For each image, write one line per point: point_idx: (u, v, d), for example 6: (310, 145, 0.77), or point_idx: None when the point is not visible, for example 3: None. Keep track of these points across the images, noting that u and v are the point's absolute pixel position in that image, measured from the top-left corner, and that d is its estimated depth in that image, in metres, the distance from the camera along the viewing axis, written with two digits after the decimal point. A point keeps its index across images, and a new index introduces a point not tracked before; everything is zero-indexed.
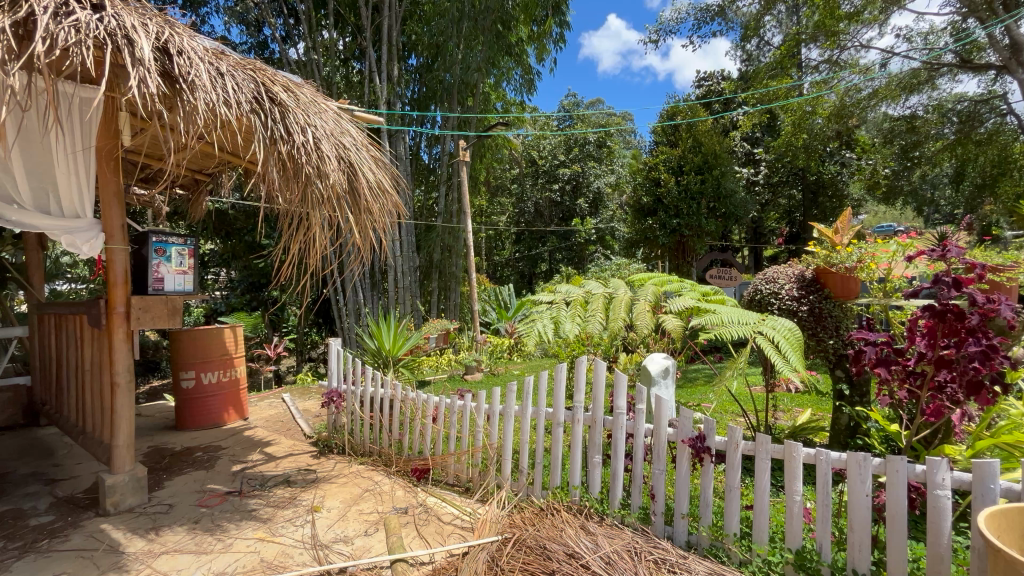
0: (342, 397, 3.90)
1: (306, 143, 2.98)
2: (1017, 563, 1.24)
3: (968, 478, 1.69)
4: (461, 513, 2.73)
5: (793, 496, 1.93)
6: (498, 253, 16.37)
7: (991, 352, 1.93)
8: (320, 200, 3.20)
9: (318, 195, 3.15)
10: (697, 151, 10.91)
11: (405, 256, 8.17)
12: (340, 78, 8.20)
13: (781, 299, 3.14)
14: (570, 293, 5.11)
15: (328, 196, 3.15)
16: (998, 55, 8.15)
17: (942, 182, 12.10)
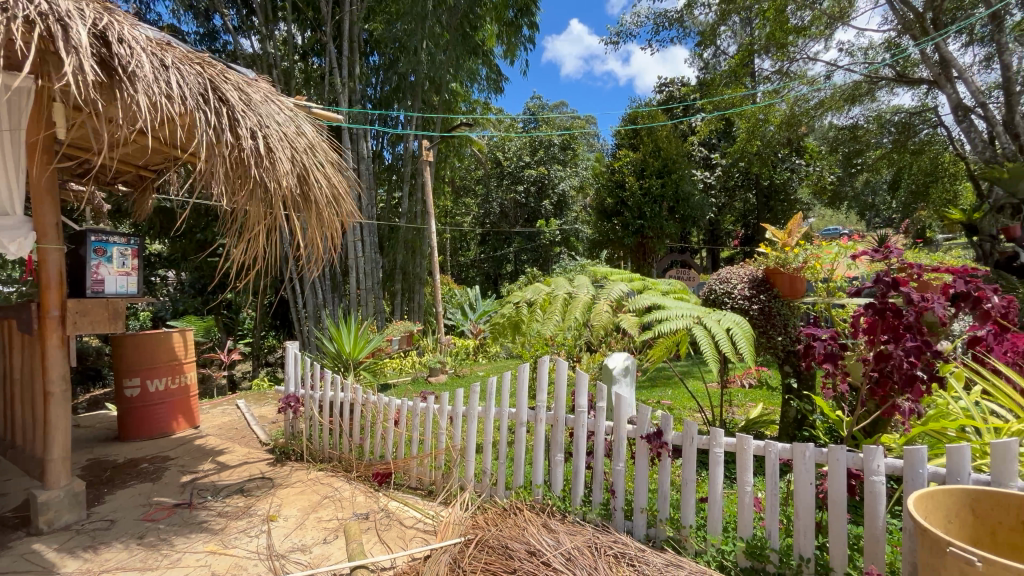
0: (300, 402, 3.79)
1: (258, 143, 2.86)
2: (942, 540, 1.35)
3: (899, 464, 1.82)
4: (424, 517, 2.70)
5: (745, 487, 2.01)
6: (463, 253, 16.27)
7: (922, 348, 2.04)
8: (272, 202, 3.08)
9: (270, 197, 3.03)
10: (657, 155, 11.21)
11: (368, 257, 8.01)
12: (298, 73, 7.98)
13: (734, 298, 3.25)
14: (535, 293, 5.18)
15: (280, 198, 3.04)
16: (929, 70, 8.75)
17: (882, 187, 12.89)
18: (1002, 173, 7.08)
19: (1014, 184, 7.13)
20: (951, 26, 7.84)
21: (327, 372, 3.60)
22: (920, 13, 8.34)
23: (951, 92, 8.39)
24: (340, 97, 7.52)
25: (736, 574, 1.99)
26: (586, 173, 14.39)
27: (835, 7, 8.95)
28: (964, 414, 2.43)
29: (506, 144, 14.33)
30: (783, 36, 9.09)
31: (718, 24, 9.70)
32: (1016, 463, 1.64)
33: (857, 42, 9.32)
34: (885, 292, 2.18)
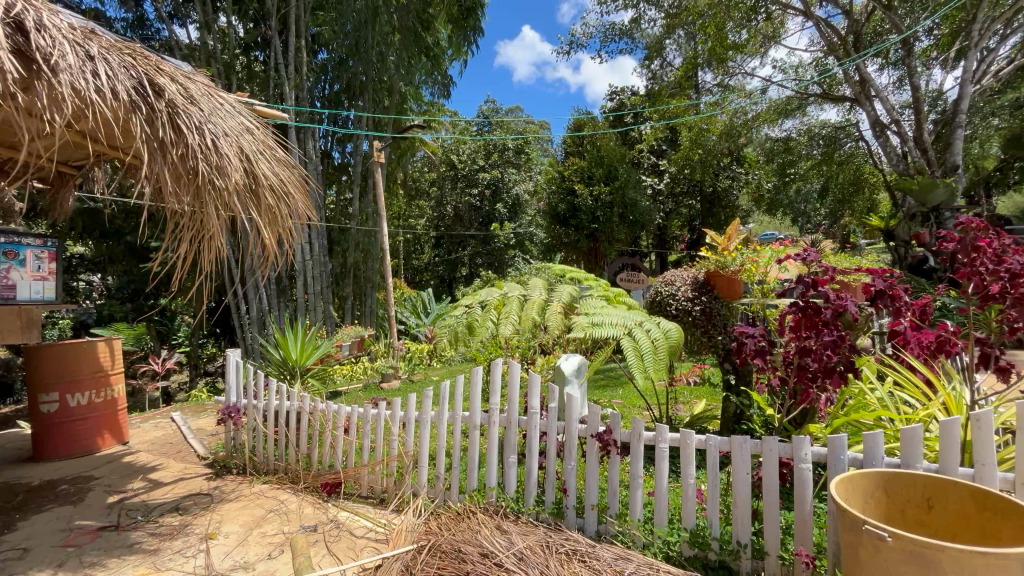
0: (241, 413, 3.60)
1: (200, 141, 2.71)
2: (858, 519, 1.47)
3: (823, 452, 1.97)
4: (375, 526, 2.64)
5: (687, 480, 2.12)
6: (417, 256, 16.06)
7: (839, 341, 2.26)
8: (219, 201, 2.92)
9: (217, 198, 2.88)
10: (603, 162, 11.55)
11: (316, 260, 7.76)
12: (240, 67, 7.62)
13: (678, 299, 3.41)
14: (488, 296, 5.42)
15: (227, 198, 2.89)
16: (852, 89, 9.50)
17: (812, 196, 13.84)
18: (913, 184, 7.79)
19: (924, 195, 7.86)
20: (869, 49, 8.59)
21: (271, 380, 3.45)
22: (843, 36, 9.12)
23: (870, 109, 9.18)
24: (286, 95, 7.25)
25: (680, 563, 2.09)
26: (539, 177, 14.55)
27: (768, 26, 9.60)
28: (879, 405, 2.68)
29: (460, 147, 14.28)
30: (723, 52, 9.61)
31: (663, 37, 10.13)
32: (921, 446, 1.81)
33: (789, 60, 10.00)
34: (807, 291, 2.39)
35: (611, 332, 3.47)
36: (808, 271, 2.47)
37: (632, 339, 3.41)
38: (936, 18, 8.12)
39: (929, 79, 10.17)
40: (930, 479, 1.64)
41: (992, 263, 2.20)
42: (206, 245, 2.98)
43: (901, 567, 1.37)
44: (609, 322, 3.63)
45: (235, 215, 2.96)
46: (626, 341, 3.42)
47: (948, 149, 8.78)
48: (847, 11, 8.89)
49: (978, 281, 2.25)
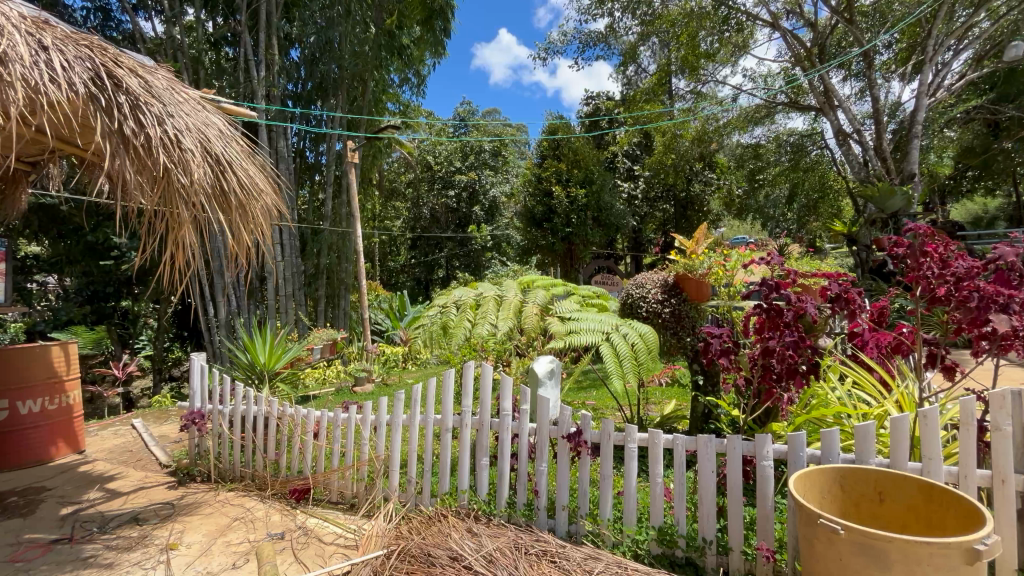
0: (206, 418, 3.49)
1: (162, 134, 2.61)
2: (814, 513, 1.53)
3: (784, 449, 2.05)
4: (344, 532, 2.60)
5: (656, 479, 2.16)
6: (393, 258, 15.89)
7: (800, 341, 2.33)
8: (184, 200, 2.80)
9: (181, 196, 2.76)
10: (577, 166, 11.68)
11: (288, 261, 7.62)
12: (208, 62, 7.41)
13: (647, 302, 3.46)
14: (463, 296, 5.43)
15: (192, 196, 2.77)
16: (817, 99, 9.86)
17: (780, 201, 14.28)
18: (874, 191, 8.13)
19: (884, 201, 8.22)
20: (832, 61, 8.95)
21: (239, 385, 3.36)
22: (809, 48, 9.47)
23: (834, 119, 9.55)
24: (256, 92, 7.08)
25: (649, 561, 2.13)
26: (516, 179, 14.59)
27: (738, 36, 9.89)
28: (838, 403, 2.80)
29: (437, 148, 14.20)
30: (695, 59, 9.85)
31: (637, 44, 10.31)
32: (874, 441, 1.89)
33: (758, 70, 10.32)
34: (769, 294, 2.46)
35: (590, 339, 3.65)
36: (771, 274, 2.54)
37: (612, 346, 3.65)
38: (893, 33, 8.52)
39: (888, 91, 10.65)
40: (882, 473, 1.72)
41: (938, 267, 2.31)
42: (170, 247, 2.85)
43: (852, 559, 1.43)
44: (586, 329, 3.79)
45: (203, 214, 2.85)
46: (605, 347, 3.63)
47: (905, 158, 9.20)
48: (813, 24, 9.23)
49: (925, 285, 2.37)
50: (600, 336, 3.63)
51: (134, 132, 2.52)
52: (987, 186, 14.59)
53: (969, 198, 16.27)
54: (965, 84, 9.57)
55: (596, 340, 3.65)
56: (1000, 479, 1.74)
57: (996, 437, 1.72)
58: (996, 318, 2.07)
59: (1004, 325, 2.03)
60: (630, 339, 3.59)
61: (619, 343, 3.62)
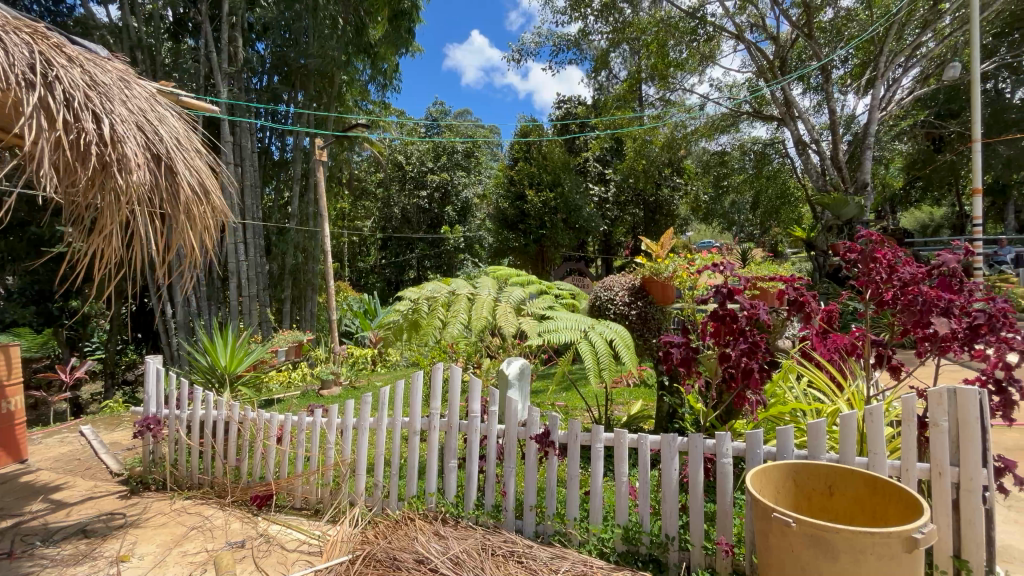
0: (162, 424, 3.34)
1: (102, 130, 2.42)
2: (769, 509, 1.60)
3: (742, 446, 2.12)
4: (308, 538, 2.54)
5: (621, 477, 2.21)
6: (363, 259, 15.62)
7: (754, 347, 2.42)
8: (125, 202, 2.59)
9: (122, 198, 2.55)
10: (548, 168, 11.75)
11: (252, 261, 7.41)
12: (167, 52, 7.11)
13: (616, 304, 3.69)
14: (435, 290, 4.98)
15: (135, 198, 2.57)
16: (778, 109, 10.25)
17: (744, 207, 14.74)
18: (830, 200, 8.53)
19: (839, 209, 8.64)
20: (793, 73, 9.36)
21: (198, 389, 3.23)
22: (771, 60, 9.89)
23: (794, 129, 9.97)
24: (218, 86, 6.85)
25: (614, 559, 2.18)
26: (489, 181, 14.55)
27: (706, 46, 10.15)
28: (795, 401, 2.90)
29: (408, 148, 14.05)
30: (664, 68, 10.26)
31: (608, 50, 10.51)
32: (824, 438, 1.98)
33: (724, 79, 10.72)
34: (724, 299, 2.55)
35: (566, 338, 3.53)
36: (726, 280, 2.63)
37: (589, 343, 3.50)
38: (848, 50, 8.98)
39: (844, 104, 11.20)
40: (831, 468, 1.81)
41: (886, 271, 2.45)
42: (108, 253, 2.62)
43: (803, 551, 1.50)
44: (562, 327, 3.65)
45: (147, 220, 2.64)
46: (582, 345, 3.50)
47: (858, 168, 9.67)
48: (775, 38, 9.64)
49: (874, 289, 2.50)
50: (578, 335, 3.52)
51: (71, 125, 2.33)
52: (931, 194, 15.53)
53: (915, 205, 17.29)
54: (913, 99, 10.16)
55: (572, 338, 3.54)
56: (937, 472, 1.86)
57: (933, 432, 1.85)
58: (935, 321, 2.20)
59: (944, 327, 2.16)
60: (608, 335, 3.50)
61: (595, 341, 3.50)
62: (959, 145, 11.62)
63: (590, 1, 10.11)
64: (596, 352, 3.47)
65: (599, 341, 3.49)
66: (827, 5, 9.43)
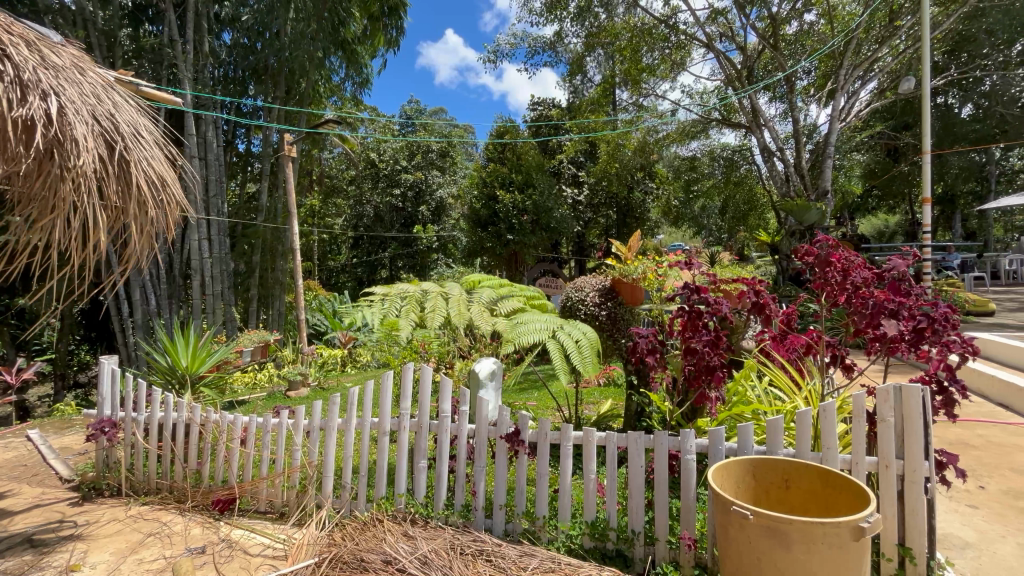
0: (118, 427, 3.20)
1: (50, 112, 2.28)
2: (729, 503, 1.66)
3: (705, 442, 2.19)
4: (273, 542, 2.48)
5: (589, 475, 2.25)
6: (333, 258, 15.34)
7: (717, 341, 2.51)
8: (74, 190, 2.43)
9: (70, 185, 2.39)
10: (522, 169, 11.79)
11: (217, 258, 7.20)
12: (127, 40, 6.83)
13: (586, 305, 4.03)
14: (407, 288, 4.82)
15: (81, 184, 2.40)
16: (746, 117, 10.61)
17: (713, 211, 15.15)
18: (792, 205, 8.90)
19: (802, 214, 8.98)
20: (759, 83, 9.74)
21: (157, 390, 3.11)
22: (739, 69, 10.21)
23: (760, 137, 10.30)
24: (181, 77, 6.62)
25: (581, 555, 2.22)
26: (463, 180, 14.49)
27: (676, 54, 10.39)
28: (756, 399, 2.99)
29: (381, 146, 13.85)
30: (637, 73, 10.49)
31: (584, 54, 10.64)
32: (782, 434, 2.07)
33: (695, 87, 11.03)
34: (689, 296, 2.64)
35: (536, 336, 3.53)
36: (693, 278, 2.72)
37: (558, 342, 3.57)
38: (811, 61, 9.39)
39: (807, 114, 11.68)
40: (787, 462, 1.89)
41: (840, 274, 2.58)
42: (56, 246, 2.44)
43: (759, 541, 1.57)
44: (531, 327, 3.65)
45: (99, 210, 2.47)
46: (552, 344, 3.57)
47: (820, 176, 10.08)
48: (743, 48, 9.96)
49: (829, 291, 2.62)
50: (548, 333, 3.56)
51: (13, 105, 2.19)
52: (887, 203, 16.31)
53: (872, 213, 18.14)
54: (870, 111, 10.67)
55: (542, 336, 3.53)
56: (884, 465, 1.96)
57: (880, 427, 1.95)
58: (885, 322, 2.32)
59: (893, 328, 2.27)
60: (576, 335, 3.58)
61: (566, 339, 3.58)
62: (912, 157, 12.27)
63: (566, 5, 10.21)
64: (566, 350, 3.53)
65: (570, 342, 3.56)
66: (791, 19, 9.83)
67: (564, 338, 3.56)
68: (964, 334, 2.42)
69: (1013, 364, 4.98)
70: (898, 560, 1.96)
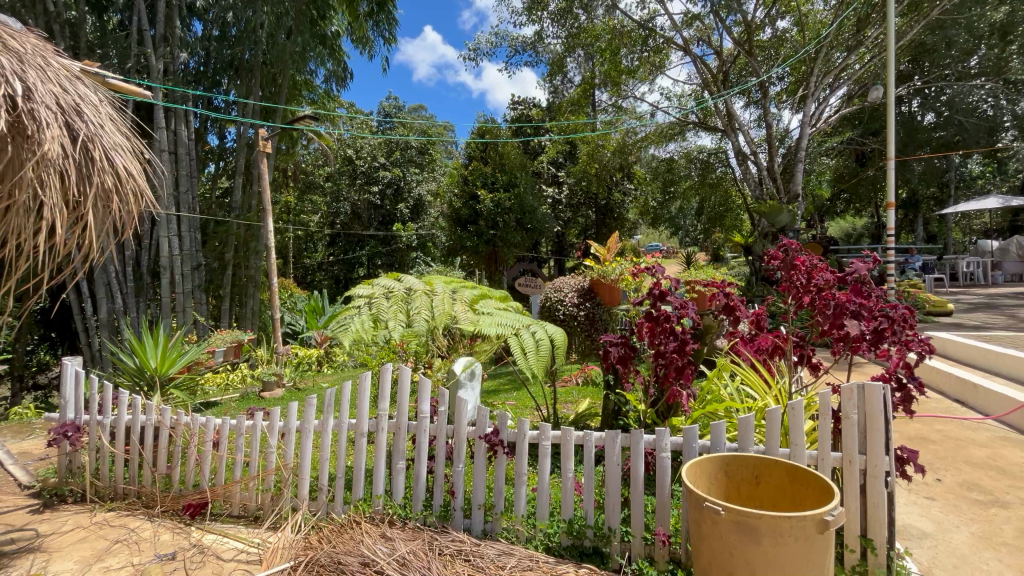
0: (81, 431, 3.09)
1: (12, 98, 2.19)
2: (703, 500, 1.70)
3: (679, 440, 2.24)
4: (247, 547, 2.43)
5: (567, 473, 2.28)
6: (309, 256, 15.15)
7: (685, 343, 2.57)
8: (34, 179, 2.31)
9: (29, 173, 2.27)
10: (503, 169, 11.82)
11: (188, 255, 7.01)
12: (92, 29, 6.58)
13: (566, 306, 4.64)
14: (390, 286, 4.75)
15: (42, 173, 2.30)
16: (722, 121, 10.85)
17: (689, 213, 15.44)
18: (765, 207, 9.14)
19: (774, 217, 9.24)
20: (734, 88, 9.99)
21: (123, 393, 3.02)
22: (715, 74, 10.46)
23: (735, 140, 10.55)
24: (151, 69, 6.41)
25: (559, 553, 2.24)
26: (442, 179, 14.41)
27: (656, 56, 10.54)
28: (729, 397, 3.05)
29: (358, 142, 13.69)
30: (617, 75, 10.59)
31: (564, 54, 10.70)
32: (753, 432, 2.14)
33: (674, 90, 11.24)
34: (655, 302, 2.67)
35: (497, 331, 3.59)
36: (657, 282, 2.73)
37: (519, 340, 3.60)
38: (784, 67, 9.66)
39: (780, 118, 12.00)
40: (758, 458, 1.95)
41: (805, 276, 2.67)
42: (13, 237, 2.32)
43: (731, 536, 1.62)
44: (495, 324, 3.71)
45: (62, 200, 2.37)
46: (513, 341, 3.60)
47: (792, 180, 10.37)
48: (719, 52, 10.18)
49: (796, 293, 2.70)
50: (510, 330, 3.60)
51: None
52: (855, 206, 16.88)
53: (840, 216, 18.77)
54: (839, 117, 11.01)
55: (505, 333, 3.62)
56: (847, 461, 2.05)
57: (845, 424, 2.04)
58: (847, 323, 2.41)
59: (855, 329, 2.36)
60: (538, 335, 3.60)
61: (528, 337, 3.60)
62: (877, 162, 12.76)
63: (546, 5, 10.30)
64: (526, 349, 3.55)
65: (531, 340, 3.58)
66: (765, 26, 10.13)
67: (525, 336, 3.59)
68: (921, 333, 2.54)
69: (969, 362, 5.23)
70: (859, 551, 2.05)
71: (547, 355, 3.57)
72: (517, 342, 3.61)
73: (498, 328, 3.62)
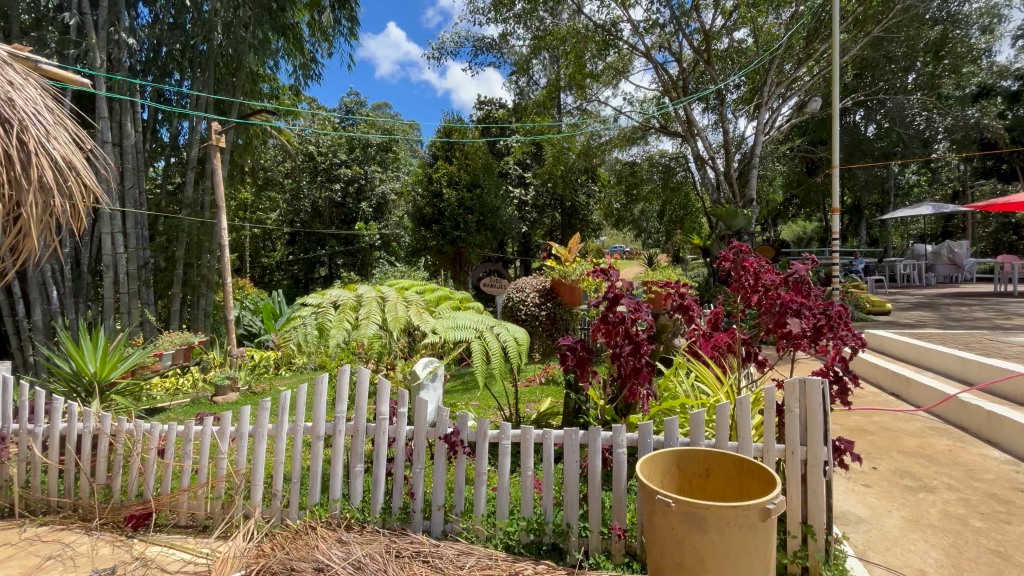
0: (9, 442, 2.88)
1: None
2: (655, 493, 1.76)
3: (634, 436, 2.31)
4: (194, 558, 2.33)
5: (526, 471, 2.30)
6: (268, 254, 14.83)
7: (639, 345, 2.65)
8: None
9: None
10: (467, 168, 11.68)
11: (132, 253, 6.62)
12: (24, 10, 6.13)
13: (527, 306, 4.85)
14: (341, 295, 4.55)
15: None
16: (681, 127, 11.24)
17: (650, 215, 15.86)
18: (723, 211, 9.51)
19: (731, 220, 9.62)
20: (693, 95, 10.34)
21: (59, 399, 2.83)
22: (675, 81, 10.81)
23: (694, 145, 10.90)
24: (93, 56, 6.01)
25: (519, 551, 2.27)
26: (406, 178, 14.23)
27: (619, 61, 10.85)
28: (684, 394, 3.16)
29: (319, 137, 13.32)
30: (582, 78, 10.77)
31: (530, 56, 10.78)
32: (704, 426, 2.23)
33: (635, 94, 11.51)
34: (610, 305, 2.73)
35: (462, 335, 3.57)
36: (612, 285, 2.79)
37: (482, 343, 3.59)
38: (739, 76, 10.06)
39: (735, 125, 12.50)
40: (708, 452, 2.04)
41: (751, 278, 2.80)
42: None
43: (681, 527, 1.68)
44: (459, 326, 3.69)
45: None
46: (477, 345, 3.59)
47: (746, 185, 10.83)
48: (679, 60, 10.50)
49: (743, 293, 2.82)
50: (475, 332, 3.59)
51: None
52: (805, 210, 17.80)
53: (792, 220, 19.71)
54: (790, 126, 11.56)
55: (468, 336, 3.59)
56: (790, 452, 2.16)
57: (788, 417, 2.16)
58: (790, 321, 2.54)
59: (796, 326, 2.49)
60: (501, 337, 3.61)
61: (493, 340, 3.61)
62: (824, 170, 13.49)
63: (511, 6, 10.38)
64: (490, 351, 3.55)
65: (494, 342, 3.59)
66: (723, 35, 10.49)
67: (489, 339, 3.59)
68: (855, 329, 2.73)
69: (904, 358, 5.59)
70: (801, 537, 2.16)
71: (510, 356, 3.58)
72: (481, 345, 3.61)
73: (463, 330, 3.60)
